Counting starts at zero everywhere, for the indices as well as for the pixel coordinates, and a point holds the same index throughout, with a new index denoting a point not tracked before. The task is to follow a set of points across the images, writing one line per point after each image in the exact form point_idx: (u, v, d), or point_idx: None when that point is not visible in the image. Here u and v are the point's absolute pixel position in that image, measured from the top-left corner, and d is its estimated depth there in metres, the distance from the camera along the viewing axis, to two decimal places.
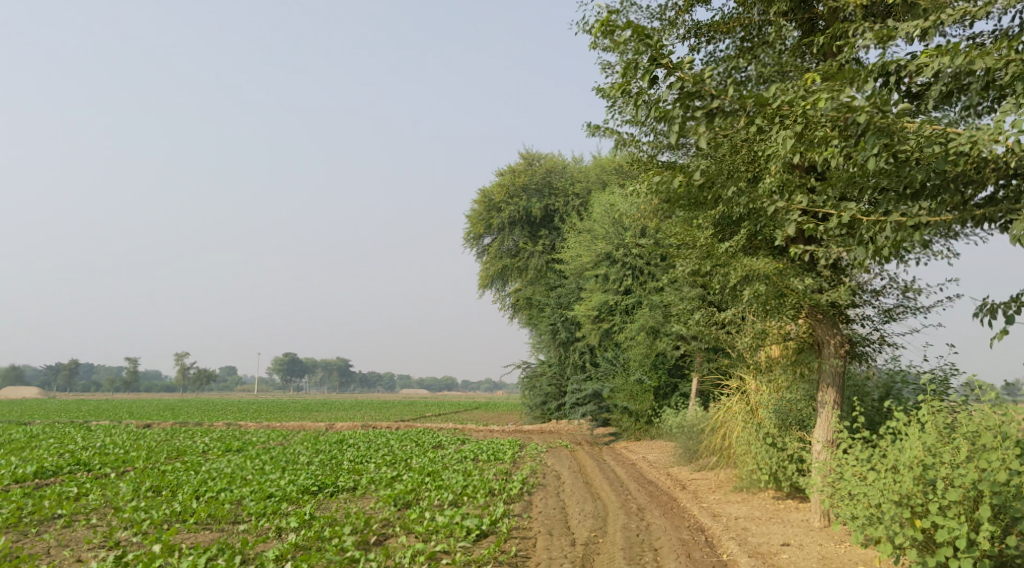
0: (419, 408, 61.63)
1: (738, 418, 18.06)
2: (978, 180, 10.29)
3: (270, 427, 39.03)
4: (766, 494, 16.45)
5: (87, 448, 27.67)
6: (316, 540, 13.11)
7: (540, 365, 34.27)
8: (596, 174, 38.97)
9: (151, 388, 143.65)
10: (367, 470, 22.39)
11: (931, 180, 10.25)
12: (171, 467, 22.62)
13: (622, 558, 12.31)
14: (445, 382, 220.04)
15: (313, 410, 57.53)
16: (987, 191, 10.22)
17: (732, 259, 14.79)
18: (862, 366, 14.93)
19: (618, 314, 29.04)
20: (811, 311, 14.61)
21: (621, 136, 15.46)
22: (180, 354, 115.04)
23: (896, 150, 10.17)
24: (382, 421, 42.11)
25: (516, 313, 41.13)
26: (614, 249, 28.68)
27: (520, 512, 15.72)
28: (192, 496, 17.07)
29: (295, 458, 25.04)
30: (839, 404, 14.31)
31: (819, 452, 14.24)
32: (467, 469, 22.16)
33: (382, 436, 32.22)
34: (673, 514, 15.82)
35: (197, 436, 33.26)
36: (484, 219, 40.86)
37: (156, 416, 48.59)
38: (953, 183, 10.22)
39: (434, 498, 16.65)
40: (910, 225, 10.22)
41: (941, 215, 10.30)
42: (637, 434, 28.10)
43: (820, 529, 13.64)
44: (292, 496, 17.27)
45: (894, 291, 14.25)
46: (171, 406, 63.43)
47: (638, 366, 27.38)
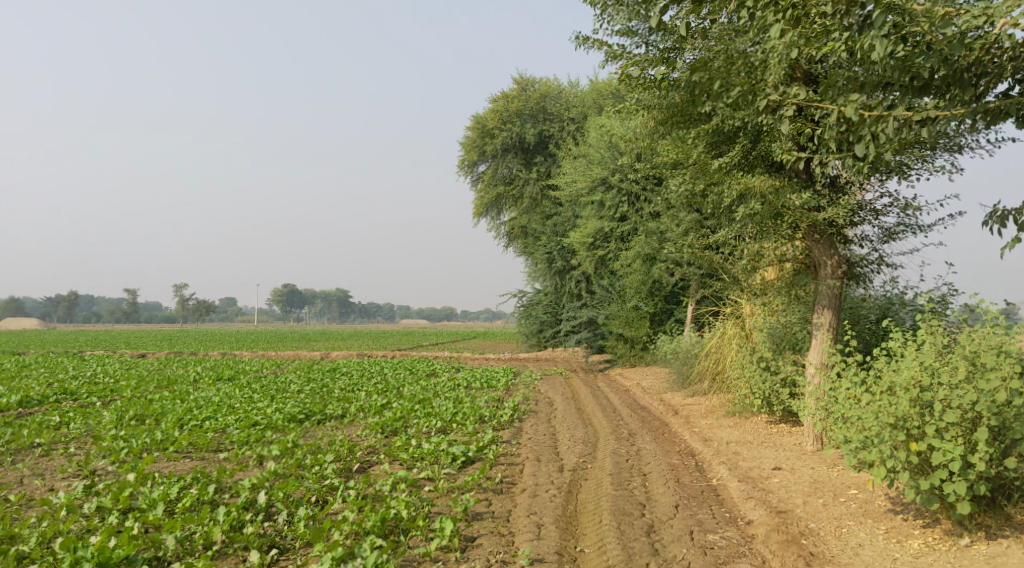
0: (418, 338, 61.41)
1: (733, 343, 17.67)
2: (993, 72, 9.51)
3: (265, 356, 38.87)
4: (759, 419, 16.14)
5: (77, 378, 27.45)
6: (297, 468, 12.81)
7: (536, 293, 33.89)
8: (592, 99, 38.05)
9: (152, 319, 143.67)
10: (357, 398, 22.12)
11: (943, 72, 9.51)
12: (159, 396, 22.35)
13: (610, 484, 11.97)
14: (445, 313, 220.13)
15: (311, 340, 57.62)
16: (1003, 85, 9.49)
17: (727, 177, 14.22)
18: (858, 288, 14.47)
19: (613, 241, 28.51)
20: (808, 231, 14.08)
21: (611, 48, 14.75)
22: (178, 287, 115.19)
23: (906, 33, 9.36)
24: (379, 351, 41.88)
25: (512, 241, 40.61)
26: (609, 174, 27.95)
27: (509, 439, 15.41)
28: (175, 424, 16.79)
29: (286, 387, 24.80)
30: (835, 325, 13.85)
31: (814, 376, 13.88)
32: (459, 396, 21.85)
33: (376, 365, 31.97)
34: (665, 439, 15.51)
35: (190, 365, 33.10)
36: (478, 146, 39.99)
37: (153, 345, 48.68)
38: (967, 74, 9.45)
39: (423, 425, 16.32)
40: (919, 121, 9.59)
41: (952, 112, 9.63)
42: (633, 361, 27.79)
43: (813, 453, 13.31)
44: (278, 424, 16.93)
45: (894, 210, 13.76)
46: (169, 336, 63.58)
47: (634, 293, 26.91)
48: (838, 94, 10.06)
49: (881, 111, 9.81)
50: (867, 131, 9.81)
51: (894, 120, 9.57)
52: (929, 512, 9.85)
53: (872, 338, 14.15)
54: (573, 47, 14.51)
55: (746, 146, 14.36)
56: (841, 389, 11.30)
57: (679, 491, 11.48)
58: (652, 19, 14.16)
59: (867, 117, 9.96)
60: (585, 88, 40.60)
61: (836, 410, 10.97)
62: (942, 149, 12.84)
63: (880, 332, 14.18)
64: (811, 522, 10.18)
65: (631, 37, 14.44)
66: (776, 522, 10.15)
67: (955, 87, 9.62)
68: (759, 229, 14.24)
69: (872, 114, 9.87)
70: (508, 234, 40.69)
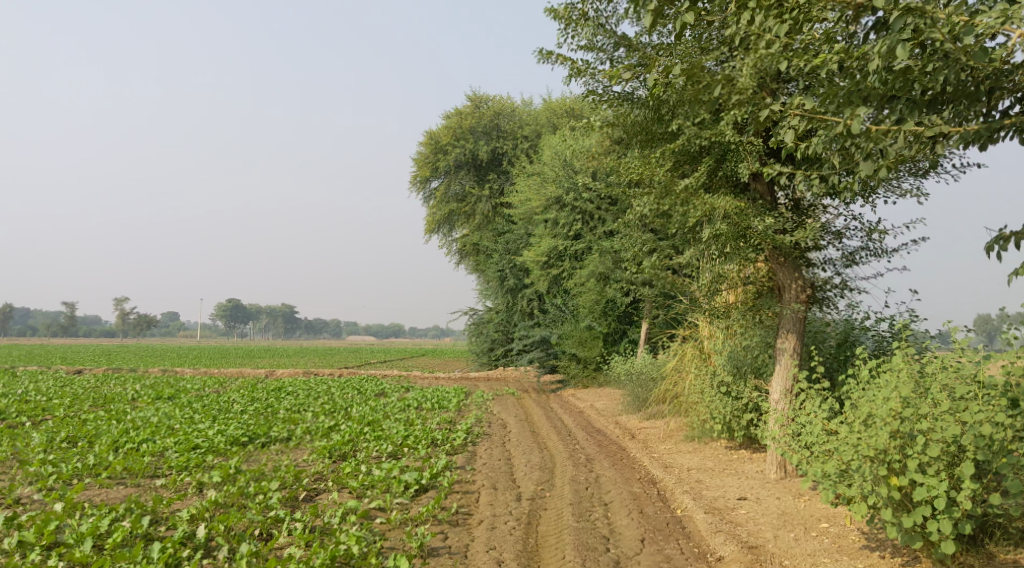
0: (364, 354, 60.49)
1: (691, 366, 17.28)
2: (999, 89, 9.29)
3: (209, 373, 37.80)
4: (718, 444, 15.75)
5: (8, 395, 26.32)
6: (239, 497, 12.15)
7: (488, 311, 33.37)
8: (546, 117, 37.77)
9: (93, 334, 140.21)
10: (303, 419, 21.38)
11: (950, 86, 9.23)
12: (94, 416, 21.39)
13: (571, 515, 11.49)
14: (393, 329, 218.14)
15: (254, 356, 56.45)
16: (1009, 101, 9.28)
17: (691, 197, 13.79)
18: (819, 312, 14.14)
19: (568, 259, 28.10)
20: (772, 254, 13.74)
21: (575, 63, 14.37)
22: (119, 302, 112.86)
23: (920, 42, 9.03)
24: (325, 369, 40.98)
25: (463, 259, 40.06)
26: (564, 193, 27.54)
27: (463, 464, 14.83)
28: (110, 447, 15.96)
29: (229, 407, 23.94)
30: (799, 351, 13.50)
31: (777, 403, 13.48)
32: (409, 418, 21.19)
33: (322, 383, 31.14)
34: (623, 465, 15.03)
35: (129, 382, 31.99)
36: (430, 162, 39.35)
37: (90, 360, 47.24)
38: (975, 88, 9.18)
39: (372, 450, 15.67)
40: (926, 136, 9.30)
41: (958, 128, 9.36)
42: (585, 381, 27.34)
43: (777, 482, 12.92)
44: (219, 448, 16.16)
45: (857, 233, 13.48)
46: (108, 351, 61.87)
47: (588, 313, 26.48)
48: (837, 107, 9.70)
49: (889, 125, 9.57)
50: (871, 146, 9.52)
51: (904, 135, 9.32)
52: (906, 549, 9.52)
53: (835, 363, 13.80)
54: (536, 62, 14.13)
55: (712, 165, 13.92)
56: (809, 419, 10.88)
57: (644, 523, 11.02)
58: (617, 34, 13.87)
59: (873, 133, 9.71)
60: (539, 105, 40.26)
61: (805, 442, 10.55)
62: (910, 173, 12.60)
63: (842, 358, 13.84)
64: (784, 558, 9.76)
65: (595, 53, 14.11)
66: (748, 560, 9.73)
67: (961, 103, 9.35)
68: (723, 252, 13.87)
69: (877, 129, 9.60)
70: (459, 251, 40.10)
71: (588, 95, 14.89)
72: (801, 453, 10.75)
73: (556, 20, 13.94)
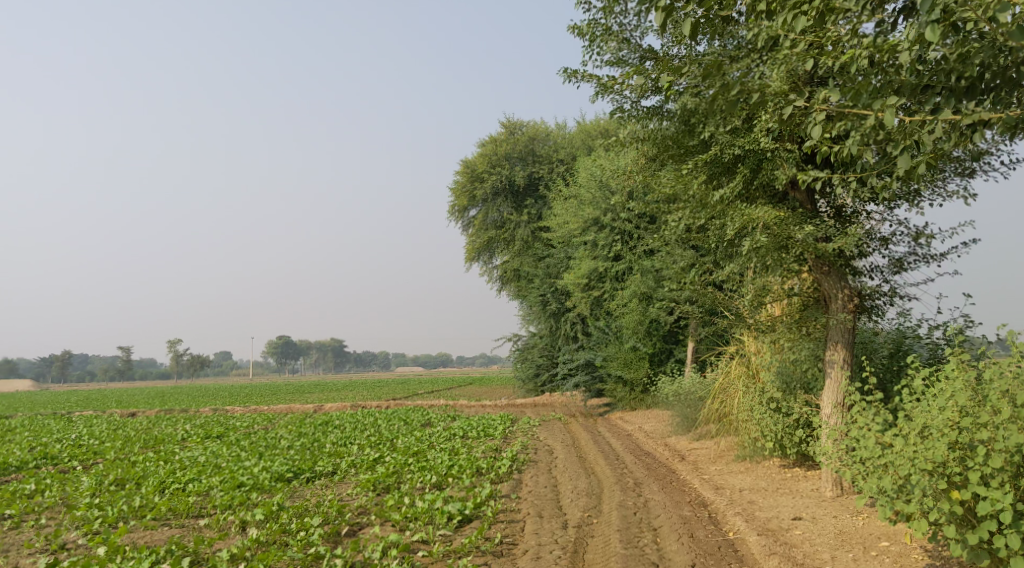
0: (412, 386, 60.32)
1: (739, 384, 16.83)
2: None
3: (257, 410, 37.88)
4: (771, 462, 15.28)
5: (61, 440, 26.55)
6: (281, 535, 12.03)
7: (531, 337, 33.09)
8: (580, 140, 37.58)
9: (146, 376, 141.93)
10: (349, 453, 21.22)
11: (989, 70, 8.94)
12: (143, 457, 21.43)
13: (619, 542, 11.17)
14: (440, 359, 218.23)
15: (305, 392, 56.63)
16: None
17: (727, 208, 13.46)
18: (868, 322, 13.69)
19: (608, 281, 27.80)
20: (816, 263, 13.35)
21: (602, 79, 14.15)
22: (172, 344, 114.33)
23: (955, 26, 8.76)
24: (373, 401, 40.89)
25: (505, 285, 39.84)
26: (601, 214, 27.27)
27: (508, 493, 14.54)
28: (156, 488, 15.90)
29: (276, 443, 23.87)
30: (849, 363, 13.05)
31: (829, 417, 13.04)
32: (455, 447, 20.95)
33: (369, 416, 31.02)
34: (673, 488, 14.64)
35: (178, 422, 32.15)
36: (468, 191, 39.26)
37: (143, 403, 47.66)
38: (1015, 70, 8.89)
39: (416, 481, 15.44)
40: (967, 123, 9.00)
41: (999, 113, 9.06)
42: (633, 404, 26.86)
43: (833, 499, 12.47)
44: (264, 484, 16.02)
45: (904, 238, 13.06)
46: (161, 393, 62.36)
47: (632, 334, 26.07)
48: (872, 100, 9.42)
49: (927, 115, 9.31)
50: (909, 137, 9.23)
51: (942, 124, 9.04)
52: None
53: (888, 374, 13.33)
54: (562, 80, 13.96)
55: (747, 175, 13.59)
56: (862, 432, 10.45)
57: (694, 548, 10.64)
58: (643, 47, 13.66)
59: (910, 125, 9.45)
60: (574, 128, 40.08)
61: (858, 456, 10.14)
62: (955, 173, 12.18)
63: (895, 368, 13.37)
64: None
65: (621, 68, 13.90)
66: None
67: (1001, 87, 9.06)
68: (764, 264, 13.53)
69: (914, 120, 9.32)
70: (500, 278, 39.89)
71: (617, 111, 14.68)
72: (855, 468, 10.33)
73: (580, 36, 13.76)
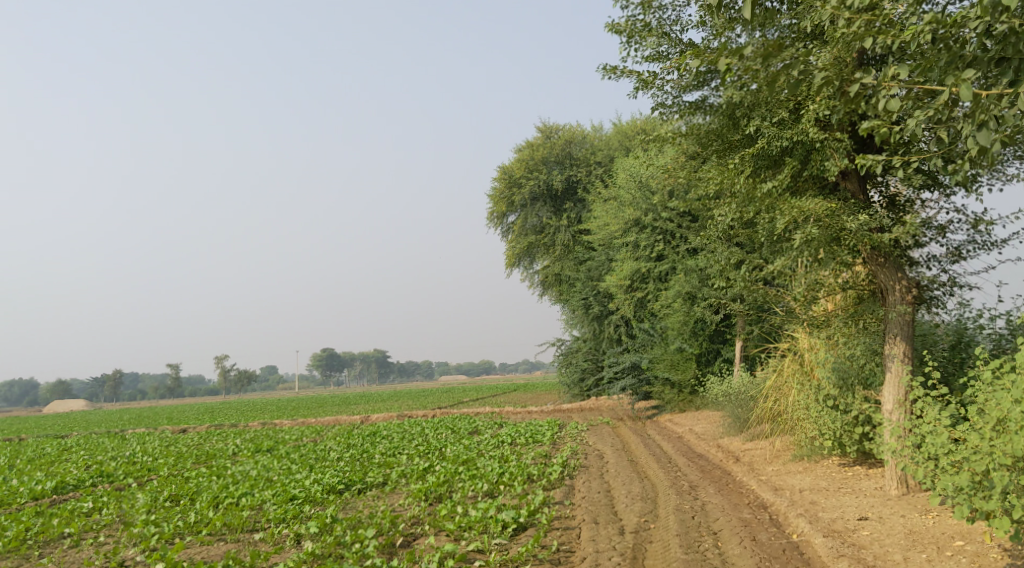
0: (455, 394, 60.21)
1: (794, 382, 16.48)
2: None
3: (306, 423, 37.97)
4: (831, 461, 14.93)
5: (114, 458, 26.75)
6: (336, 547, 11.96)
7: (575, 341, 32.85)
8: (617, 141, 37.27)
9: (194, 393, 143.45)
10: (399, 463, 21.11)
11: None
12: (195, 473, 21.48)
13: (679, 547, 10.94)
14: (483, 367, 218.10)
15: (351, 404, 56.76)
16: None
17: (776, 201, 13.14)
18: (928, 313, 13.33)
19: (651, 281, 27.46)
20: (871, 255, 13.03)
21: (642, 76, 13.93)
22: (218, 360, 115.44)
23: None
24: (419, 411, 40.82)
25: (547, 291, 39.62)
26: (642, 214, 26.97)
27: (561, 499, 14.31)
28: (210, 503, 15.88)
29: (325, 455, 23.83)
30: (910, 356, 12.71)
31: (890, 413, 12.68)
32: (504, 454, 20.75)
33: (417, 425, 30.94)
34: (730, 491, 14.33)
35: (229, 437, 32.29)
36: (506, 197, 39.10)
37: (193, 419, 47.99)
38: None
39: (468, 490, 15.25)
40: None
41: None
42: (682, 406, 26.49)
43: (899, 498, 12.11)
44: (316, 497, 15.93)
45: (963, 225, 12.74)
46: (209, 409, 62.81)
47: (677, 335, 25.73)
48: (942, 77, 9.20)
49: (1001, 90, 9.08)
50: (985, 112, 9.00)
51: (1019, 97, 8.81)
52: None
53: (951, 366, 12.95)
54: (603, 78, 13.77)
55: (795, 167, 13.26)
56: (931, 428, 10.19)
57: (758, 552, 10.38)
58: (683, 41, 13.44)
59: (983, 101, 9.23)
60: (610, 130, 39.79)
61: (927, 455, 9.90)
62: (1014, 156, 11.84)
63: (958, 360, 12.98)
64: None
65: (661, 63, 13.67)
66: None
67: None
68: (816, 258, 13.21)
69: (989, 95, 9.09)
70: (542, 284, 39.67)
71: (659, 107, 14.47)
72: (924, 468, 10.10)
73: (619, 34, 13.56)
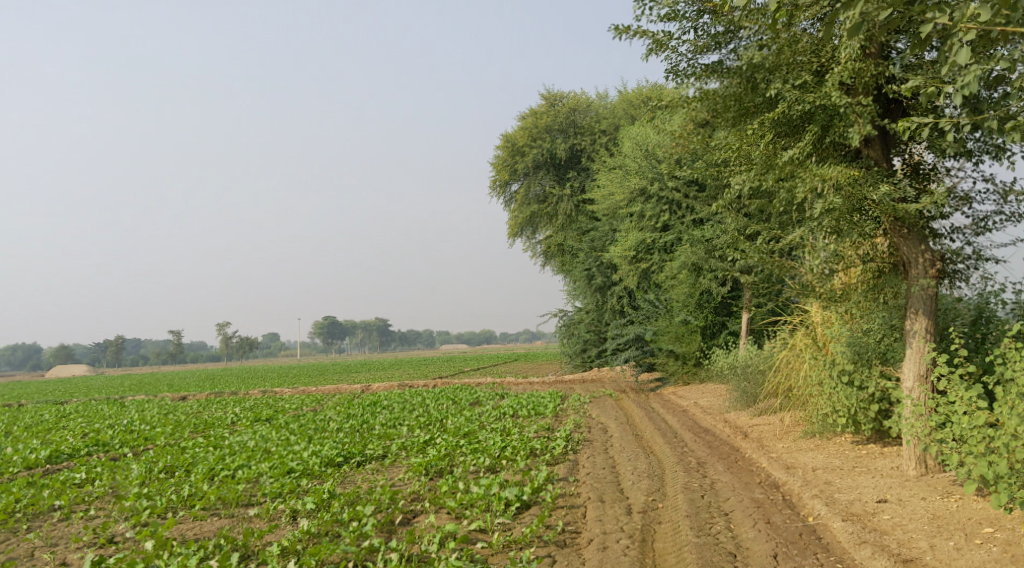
0: (457, 364, 59.69)
1: (806, 357, 15.97)
2: None
3: (306, 391, 37.53)
4: (843, 439, 14.46)
5: (112, 426, 26.32)
6: (333, 525, 11.57)
7: (578, 312, 32.32)
8: (623, 109, 36.46)
9: (196, 358, 143.18)
10: (398, 435, 20.65)
11: None
12: (192, 443, 21.00)
13: (689, 530, 10.52)
14: (485, 336, 217.55)
15: (352, 372, 56.28)
16: None
17: (797, 168, 12.59)
18: (950, 288, 12.88)
19: (657, 252, 26.84)
20: (894, 226, 12.55)
21: (657, 36, 13.35)
22: (221, 326, 115.02)
23: None
24: (420, 380, 40.34)
25: (549, 261, 39.00)
26: (648, 184, 26.32)
27: (565, 475, 13.87)
28: (206, 476, 15.43)
29: (325, 425, 23.38)
30: (932, 332, 12.25)
31: (910, 391, 12.23)
32: (506, 427, 20.28)
33: (418, 395, 30.52)
34: (740, 468, 13.87)
35: (227, 405, 31.84)
36: (509, 165, 38.39)
37: (193, 387, 47.46)
38: None
39: (469, 464, 14.80)
40: None
41: None
42: (686, 379, 25.85)
43: (918, 479, 11.68)
44: (314, 470, 15.49)
45: (991, 194, 12.52)
46: (210, 376, 62.36)
47: (682, 307, 25.17)
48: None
49: None
50: None
51: None
52: None
53: (971, 342, 12.44)
54: (615, 37, 13.22)
55: (817, 133, 12.68)
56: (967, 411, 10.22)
57: (774, 536, 10.28)
58: None
59: None
60: (615, 98, 38.95)
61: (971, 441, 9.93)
62: None
63: (978, 336, 12.47)
64: None
65: (676, 22, 13.07)
66: None
67: None
68: (836, 228, 12.69)
69: None
70: (544, 254, 39.05)
71: (674, 71, 13.87)
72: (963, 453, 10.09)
73: None
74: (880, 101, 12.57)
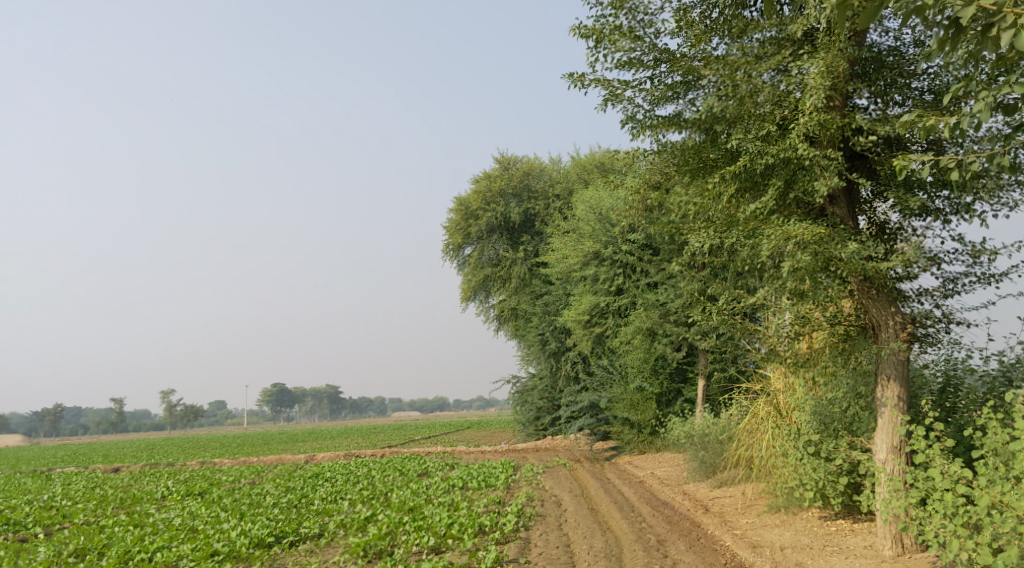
0: (406, 433, 57.98)
1: (769, 427, 15.05)
2: None
3: (248, 462, 35.88)
4: (811, 514, 13.46)
5: (32, 502, 24.53)
6: None
7: (531, 378, 31.18)
8: (577, 173, 35.88)
9: (139, 427, 139.12)
10: (337, 511, 19.29)
11: None
12: (113, 521, 19.43)
13: None
14: (438, 403, 214.73)
15: (298, 441, 54.41)
16: None
17: (760, 224, 11.82)
18: (918, 353, 12.19)
19: (611, 316, 25.94)
20: (862, 287, 11.85)
21: (610, 85, 12.68)
22: (165, 395, 112.00)
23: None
24: (366, 450, 38.81)
25: (502, 325, 38.00)
26: (602, 247, 25.59)
27: (515, 556, 12.76)
28: (119, 560, 14.06)
29: (259, 500, 21.88)
30: (903, 401, 11.50)
31: (883, 463, 11.43)
32: (453, 501, 19.06)
33: (363, 466, 29.08)
34: (702, 548, 12.83)
35: (161, 477, 30.13)
36: (462, 229, 37.53)
37: (130, 457, 45.33)
38: None
39: (411, 545, 13.65)
40: None
41: None
42: (642, 448, 24.60)
43: (895, 560, 10.85)
44: (240, 552, 14.19)
45: (959, 255, 11.91)
46: (150, 445, 59.96)
47: (636, 373, 23.93)
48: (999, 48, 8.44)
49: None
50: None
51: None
52: None
53: (941, 412, 11.67)
54: (569, 85, 12.59)
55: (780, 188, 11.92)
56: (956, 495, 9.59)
57: None
58: (657, 46, 12.26)
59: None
60: (569, 163, 38.42)
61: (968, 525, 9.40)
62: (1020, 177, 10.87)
63: (949, 405, 11.73)
64: None
65: (632, 70, 12.41)
66: None
67: None
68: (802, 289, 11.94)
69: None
70: (498, 319, 38.06)
71: (631, 123, 13.16)
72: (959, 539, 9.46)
73: (587, 38, 12.50)
74: (845, 156, 11.97)
